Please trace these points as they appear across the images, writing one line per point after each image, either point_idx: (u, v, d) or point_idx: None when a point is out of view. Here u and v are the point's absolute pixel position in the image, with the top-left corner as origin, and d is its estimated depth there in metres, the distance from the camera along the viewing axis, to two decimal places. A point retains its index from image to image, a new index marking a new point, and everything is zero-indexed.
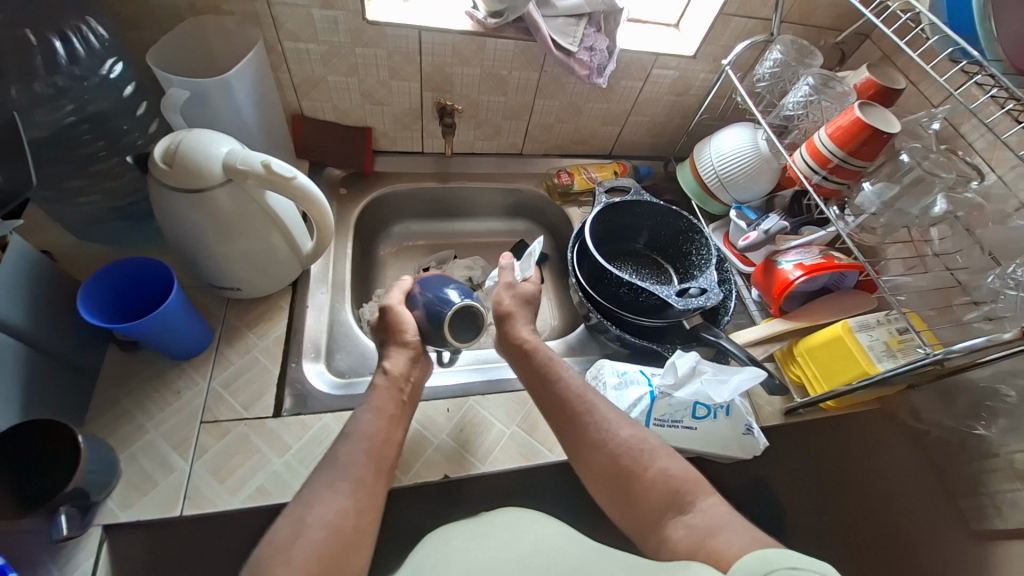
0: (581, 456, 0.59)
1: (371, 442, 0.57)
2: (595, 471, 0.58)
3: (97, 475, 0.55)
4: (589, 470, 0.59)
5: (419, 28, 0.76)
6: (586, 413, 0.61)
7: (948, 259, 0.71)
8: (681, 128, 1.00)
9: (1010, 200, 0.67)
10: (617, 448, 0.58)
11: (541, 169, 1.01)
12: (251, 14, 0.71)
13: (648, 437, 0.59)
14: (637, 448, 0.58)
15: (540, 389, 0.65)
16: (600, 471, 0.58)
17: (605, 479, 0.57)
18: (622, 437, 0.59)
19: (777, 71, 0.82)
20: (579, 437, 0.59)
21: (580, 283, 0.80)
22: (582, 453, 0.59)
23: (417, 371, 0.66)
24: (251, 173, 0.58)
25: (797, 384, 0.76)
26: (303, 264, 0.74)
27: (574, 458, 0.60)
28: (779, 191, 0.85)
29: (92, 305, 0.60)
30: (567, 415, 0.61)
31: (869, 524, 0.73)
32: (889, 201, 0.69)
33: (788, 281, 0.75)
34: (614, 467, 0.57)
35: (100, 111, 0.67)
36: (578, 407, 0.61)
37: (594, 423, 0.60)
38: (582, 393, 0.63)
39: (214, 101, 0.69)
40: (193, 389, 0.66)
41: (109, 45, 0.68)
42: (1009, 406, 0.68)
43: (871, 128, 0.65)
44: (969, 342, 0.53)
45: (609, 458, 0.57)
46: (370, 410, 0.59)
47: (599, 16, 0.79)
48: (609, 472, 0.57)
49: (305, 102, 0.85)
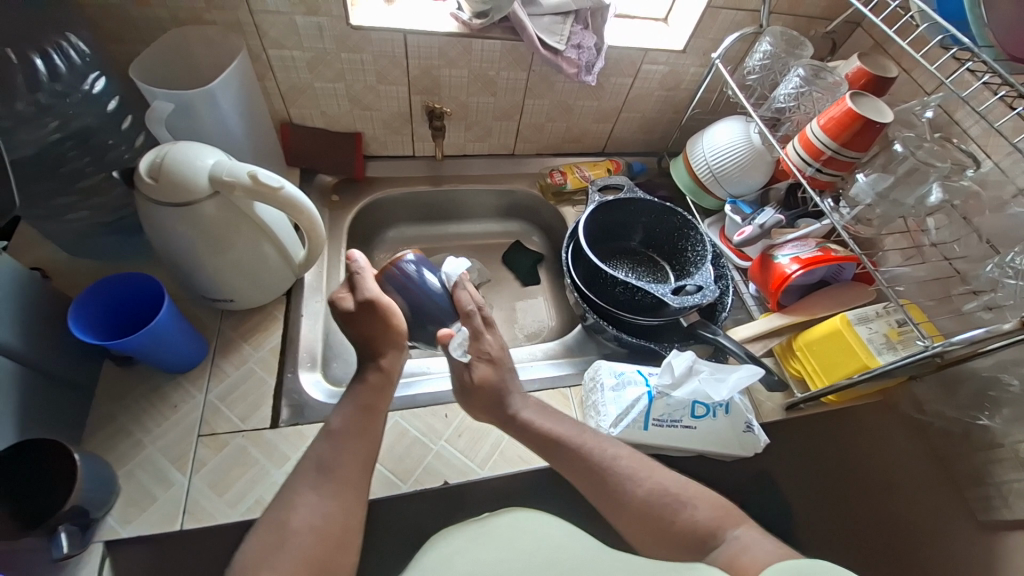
0: (613, 510, 0.57)
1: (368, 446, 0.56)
2: (628, 530, 0.57)
3: (96, 492, 0.54)
4: (622, 527, 0.57)
5: (404, 32, 0.75)
6: (603, 471, 0.59)
7: (946, 248, 0.71)
8: (673, 123, 1.00)
9: (1007, 186, 0.67)
10: (644, 499, 0.57)
11: (534, 169, 1.01)
12: (234, 24, 0.71)
13: (666, 484, 0.58)
14: (661, 499, 0.57)
15: (549, 448, 0.61)
16: (634, 528, 0.56)
17: (640, 532, 0.56)
18: (649, 489, 0.57)
19: (768, 63, 0.81)
20: (604, 496, 0.58)
21: (575, 282, 0.79)
22: (612, 510, 0.57)
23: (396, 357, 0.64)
24: (238, 185, 0.57)
25: (797, 378, 0.76)
26: (296, 273, 0.74)
27: (605, 515, 0.58)
28: (773, 184, 0.84)
29: (83, 322, 0.60)
30: (586, 474, 0.59)
31: (874, 517, 0.72)
32: (883, 192, 0.69)
33: (785, 275, 0.74)
34: (647, 521, 0.56)
35: (85, 126, 0.67)
36: (594, 464, 0.59)
37: (614, 477, 0.58)
38: (599, 445, 0.61)
39: (199, 112, 0.69)
40: (189, 403, 0.65)
41: (91, 59, 0.67)
42: (1012, 395, 0.68)
43: (863, 118, 0.65)
44: (968, 334, 0.53)
45: (639, 512, 0.56)
46: (363, 414, 0.59)
47: (586, 12, 0.78)
48: (642, 526, 0.56)
49: (293, 109, 0.85)
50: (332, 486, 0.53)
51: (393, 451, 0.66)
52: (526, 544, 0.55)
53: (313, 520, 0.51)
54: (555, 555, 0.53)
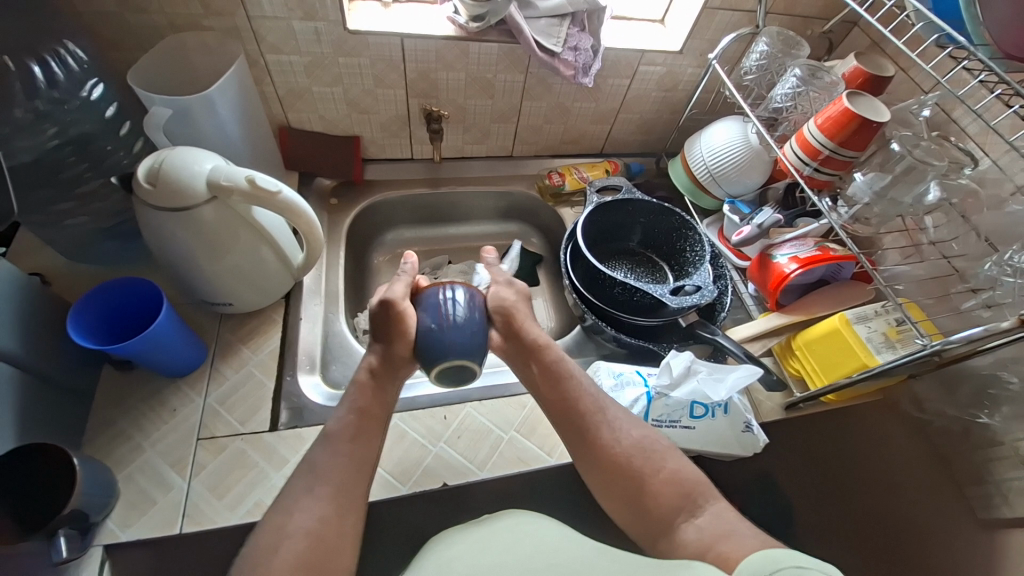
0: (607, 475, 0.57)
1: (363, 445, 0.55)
2: (602, 474, 0.57)
3: (94, 497, 0.54)
4: (596, 473, 0.57)
5: (400, 36, 0.75)
6: (597, 422, 0.59)
7: (945, 247, 0.70)
8: (671, 124, 1.00)
9: (1005, 184, 0.67)
10: (628, 449, 0.57)
11: (532, 171, 1.01)
12: (231, 29, 0.71)
13: (657, 439, 0.59)
14: (647, 451, 0.57)
15: (548, 392, 0.62)
16: (611, 474, 0.57)
17: (614, 480, 0.56)
18: (635, 439, 0.58)
19: (764, 63, 0.82)
20: (588, 441, 0.58)
21: (573, 284, 0.79)
22: (590, 455, 0.58)
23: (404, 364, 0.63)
24: (235, 190, 0.58)
25: (797, 378, 0.75)
26: (295, 277, 0.74)
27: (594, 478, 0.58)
28: (771, 183, 0.84)
29: (82, 327, 0.60)
30: (577, 417, 0.60)
31: (875, 517, 0.72)
32: (880, 192, 0.69)
33: (784, 275, 0.74)
34: (625, 471, 0.56)
35: (83, 132, 0.67)
36: (588, 409, 0.60)
37: (603, 424, 0.59)
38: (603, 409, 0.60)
39: (197, 117, 0.69)
40: (188, 407, 0.66)
41: (88, 66, 0.68)
42: (1011, 393, 0.67)
43: (860, 117, 0.65)
44: (966, 332, 0.53)
45: (619, 460, 0.57)
46: (359, 412, 0.58)
47: (582, 15, 0.79)
48: (618, 473, 0.56)
49: (291, 114, 0.85)
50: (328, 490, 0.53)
51: (393, 453, 0.66)
52: (527, 548, 0.54)
53: (308, 522, 0.50)
54: (555, 559, 0.52)
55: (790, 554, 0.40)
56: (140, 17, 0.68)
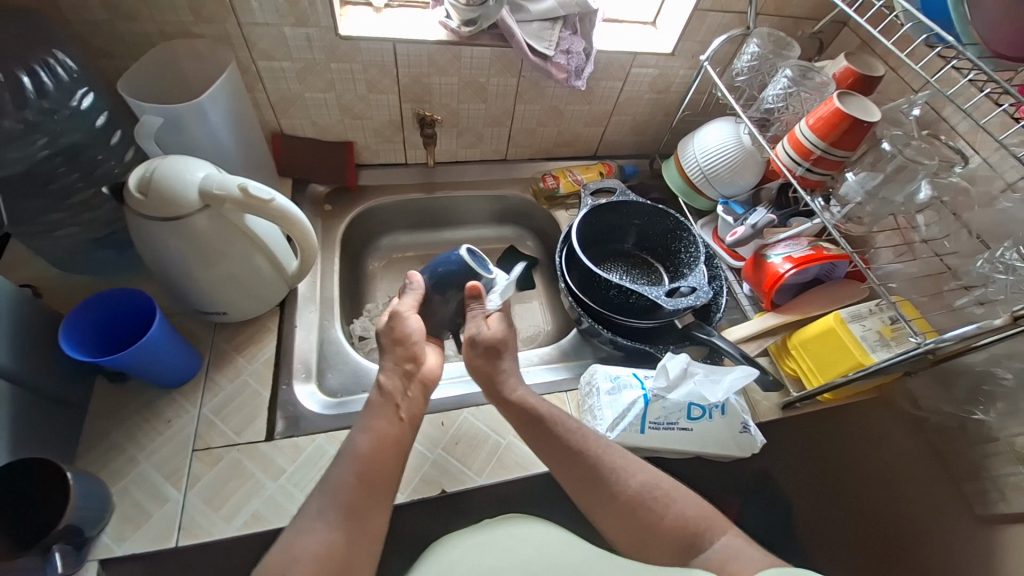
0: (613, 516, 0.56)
1: (360, 453, 0.55)
2: (607, 521, 0.56)
3: (90, 511, 0.54)
4: (602, 520, 0.57)
5: (392, 41, 0.75)
6: (592, 462, 0.59)
7: (937, 244, 0.71)
8: (664, 125, 1.00)
9: (996, 181, 0.68)
10: (630, 495, 0.56)
11: (526, 174, 1.01)
12: (222, 37, 0.71)
13: (658, 482, 0.58)
14: (648, 496, 0.56)
15: (545, 438, 0.61)
16: (616, 521, 0.56)
17: (621, 527, 0.56)
18: (636, 484, 0.57)
19: (755, 64, 0.82)
20: (590, 488, 0.57)
21: (569, 287, 0.79)
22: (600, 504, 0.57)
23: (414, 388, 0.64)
24: (228, 199, 0.57)
25: (793, 377, 0.76)
26: (289, 284, 0.74)
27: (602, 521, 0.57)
28: (764, 184, 0.85)
29: (74, 339, 0.60)
30: (575, 465, 0.59)
31: (873, 515, 0.72)
32: (873, 190, 0.69)
33: (778, 275, 0.74)
34: (628, 517, 0.56)
35: (74, 142, 0.67)
36: (586, 456, 0.59)
37: (603, 470, 0.58)
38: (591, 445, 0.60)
39: (188, 126, 0.69)
40: (183, 417, 0.65)
41: (78, 76, 0.67)
42: (1006, 389, 0.68)
43: (851, 117, 0.65)
44: (958, 330, 0.53)
45: (625, 501, 0.56)
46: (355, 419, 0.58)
47: (574, 18, 0.79)
48: (622, 519, 0.56)
49: (284, 120, 0.85)
50: (325, 499, 0.52)
51: None
52: (527, 551, 0.54)
53: (314, 545, 0.48)
54: (556, 560, 0.53)
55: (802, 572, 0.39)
56: (131, 25, 0.68)
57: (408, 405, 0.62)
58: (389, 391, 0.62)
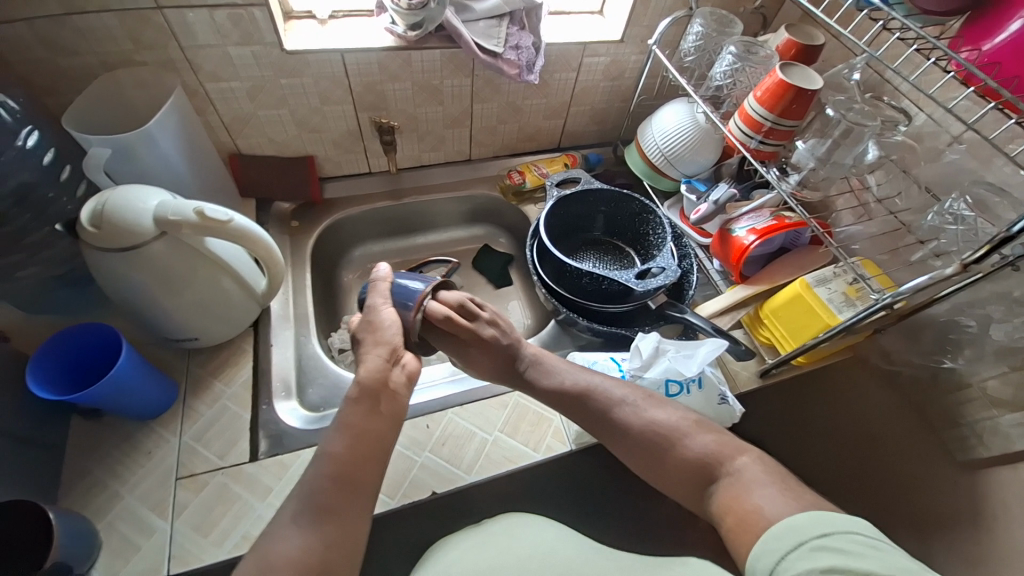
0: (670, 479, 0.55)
1: (328, 455, 0.53)
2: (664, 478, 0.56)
3: (75, 548, 0.53)
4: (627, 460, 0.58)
5: (340, 51, 0.75)
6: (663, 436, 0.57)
7: (890, 203, 0.73)
8: (622, 112, 1.02)
9: (942, 136, 0.69)
10: (649, 432, 0.57)
11: (492, 172, 1.02)
12: (166, 62, 0.71)
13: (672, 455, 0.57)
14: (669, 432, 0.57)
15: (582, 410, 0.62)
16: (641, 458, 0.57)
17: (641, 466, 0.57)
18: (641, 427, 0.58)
19: (701, 44, 0.84)
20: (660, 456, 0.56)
21: (543, 280, 0.80)
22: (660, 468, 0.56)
23: (398, 375, 0.61)
24: (184, 223, 0.57)
25: (768, 345, 0.77)
26: (261, 304, 0.74)
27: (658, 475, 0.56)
28: (725, 159, 0.87)
29: (41, 380, 0.59)
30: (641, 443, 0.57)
31: (858, 468, 0.74)
32: (823, 156, 0.71)
33: (744, 247, 0.76)
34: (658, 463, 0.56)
35: (23, 182, 0.65)
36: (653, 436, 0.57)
37: (676, 445, 0.56)
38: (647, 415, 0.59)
39: (138, 152, 0.68)
40: (163, 448, 0.64)
41: (23, 115, 0.65)
42: (971, 336, 0.70)
43: (795, 86, 0.66)
44: (913, 282, 0.54)
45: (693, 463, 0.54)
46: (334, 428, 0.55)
47: (520, 13, 0.80)
48: (642, 455, 0.57)
49: (240, 140, 0.84)
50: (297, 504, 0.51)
51: None
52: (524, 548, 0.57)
53: (292, 543, 0.46)
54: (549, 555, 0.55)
55: (812, 522, 0.43)
56: (70, 58, 0.67)
57: (390, 399, 0.59)
58: (369, 384, 0.58)
